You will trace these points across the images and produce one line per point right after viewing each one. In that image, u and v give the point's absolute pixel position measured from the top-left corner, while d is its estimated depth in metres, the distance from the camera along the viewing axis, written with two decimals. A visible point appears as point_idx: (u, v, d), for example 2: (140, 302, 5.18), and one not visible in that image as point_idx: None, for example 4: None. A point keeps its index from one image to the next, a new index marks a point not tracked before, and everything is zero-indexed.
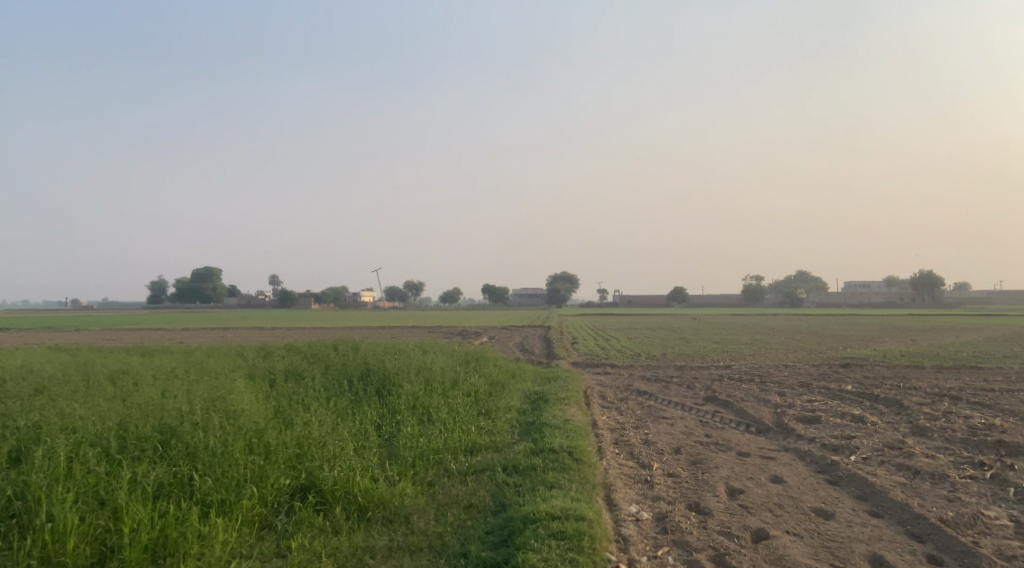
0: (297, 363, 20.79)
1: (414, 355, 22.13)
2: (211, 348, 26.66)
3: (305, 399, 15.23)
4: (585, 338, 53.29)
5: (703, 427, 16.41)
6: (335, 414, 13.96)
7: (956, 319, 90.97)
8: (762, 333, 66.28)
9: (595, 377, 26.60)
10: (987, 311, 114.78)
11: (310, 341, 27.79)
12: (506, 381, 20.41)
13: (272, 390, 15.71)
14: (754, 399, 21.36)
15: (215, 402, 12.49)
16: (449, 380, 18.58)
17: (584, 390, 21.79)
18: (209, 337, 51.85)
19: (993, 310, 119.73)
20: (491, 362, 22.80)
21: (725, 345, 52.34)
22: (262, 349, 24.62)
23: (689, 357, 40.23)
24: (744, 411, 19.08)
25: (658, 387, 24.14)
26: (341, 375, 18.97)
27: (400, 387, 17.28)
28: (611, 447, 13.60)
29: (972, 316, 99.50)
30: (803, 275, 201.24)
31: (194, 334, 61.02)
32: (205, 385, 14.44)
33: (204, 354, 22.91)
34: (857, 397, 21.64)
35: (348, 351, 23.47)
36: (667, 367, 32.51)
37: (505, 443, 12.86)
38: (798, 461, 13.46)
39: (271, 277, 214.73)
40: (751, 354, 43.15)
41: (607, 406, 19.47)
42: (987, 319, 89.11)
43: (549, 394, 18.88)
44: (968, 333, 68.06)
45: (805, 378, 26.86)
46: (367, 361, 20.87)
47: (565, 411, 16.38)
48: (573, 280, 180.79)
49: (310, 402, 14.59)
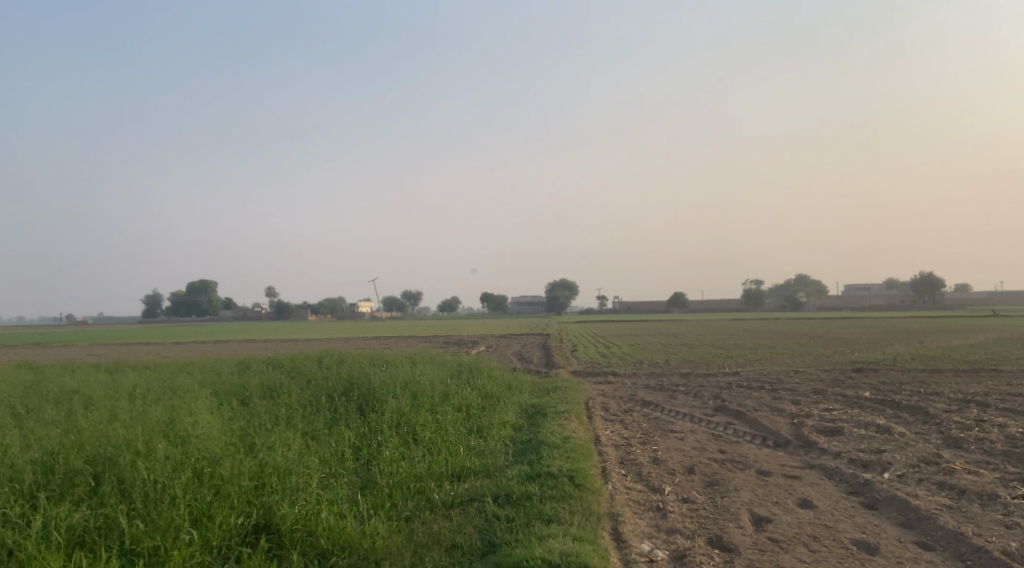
0: (276, 378, 19.35)
1: (402, 367, 20.60)
2: (189, 363, 25.06)
3: (276, 420, 13.79)
4: (586, 346, 51.84)
5: (716, 442, 14.94)
6: (308, 438, 12.52)
7: (963, 321, 89.44)
8: (766, 338, 64.76)
9: (596, 386, 25.11)
10: (992, 312, 113.29)
11: (296, 354, 26.33)
12: (501, 393, 18.91)
13: (241, 409, 14.33)
14: (768, 408, 19.90)
15: (167, 427, 11.10)
16: (438, 393, 17.12)
17: (585, 401, 20.29)
18: (196, 350, 50.19)
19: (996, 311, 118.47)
20: (485, 373, 21.29)
21: (729, 350, 50.84)
22: (243, 363, 23.17)
23: (694, 363, 38.72)
24: (758, 422, 17.61)
25: (663, 397, 22.70)
26: (323, 390, 17.54)
27: (384, 403, 15.82)
28: (616, 468, 12.14)
29: (976, 317, 98.16)
30: (803, 279, 199.98)
31: (184, 347, 59.43)
32: (162, 405, 13.04)
33: (180, 370, 21.48)
34: (878, 404, 20.17)
35: (333, 363, 22.01)
36: (672, 375, 31.03)
37: (498, 467, 11.40)
38: (826, 481, 12.00)
39: (269, 289, 213.29)
40: (757, 359, 41.67)
41: (609, 419, 18.01)
42: (993, 321, 87.66)
43: (547, 408, 17.41)
44: (976, 335, 66.54)
45: (819, 384, 25.35)
46: (352, 375, 19.44)
47: (565, 426, 14.92)
48: (572, 287, 179.40)
49: (281, 424, 13.15)
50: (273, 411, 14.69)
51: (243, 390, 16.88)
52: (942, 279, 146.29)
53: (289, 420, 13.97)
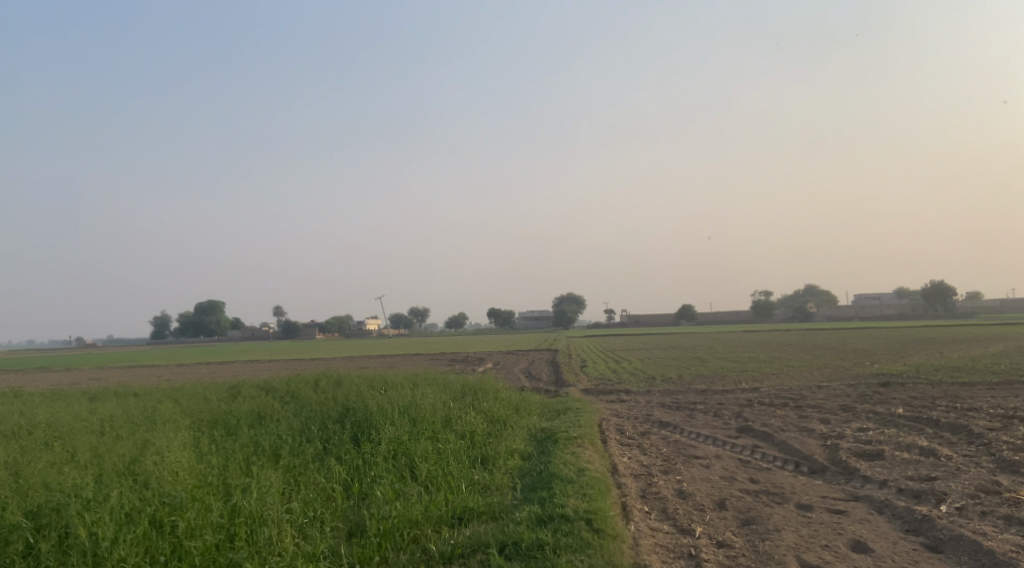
0: (267, 403, 18.03)
1: (402, 390, 19.23)
2: (179, 388, 23.71)
3: (258, 454, 12.49)
4: (595, 362, 50.24)
5: (745, 469, 13.58)
6: (293, 475, 11.22)
7: (980, 329, 87.50)
8: (779, 350, 63.11)
9: (609, 406, 23.69)
10: (1008, 320, 111.24)
11: (293, 377, 25.00)
12: (508, 416, 17.54)
13: (223, 442, 13.06)
14: (796, 429, 18.49)
15: (130, 468, 9.85)
16: (440, 418, 15.77)
17: (599, 424, 18.91)
18: (197, 373, 48.98)
19: (1010, 318, 116.67)
20: (491, 394, 19.91)
21: (744, 363, 49.32)
22: (236, 387, 21.88)
23: (709, 379, 37.21)
24: (789, 445, 16.21)
25: (681, 417, 21.30)
26: (316, 417, 16.23)
27: (381, 431, 14.49)
28: (638, 504, 10.79)
29: (988, 325, 96.60)
30: (812, 288, 198.29)
31: (186, 370, 58.30)
32: (132, 440, 11.76)
33: (167, 395, 20.20)
34: (915, 423, 18.70)
35: (329, 387, 20.67)
36: (688, 391, 29.53)
37: (506, 507, 10.06)
38: (877, 517, 10.60)
39: (276, 309, 212.59)
40: (774, 373, 40.11)
41: (626, 444, 16.61)
42: (1010, 328, 85.88)
43: (558, 432, 16.04)
44: (995, 343, 64.87)
45: (846, 400, 23.86)
46: (347, 399, 18.10)
47: (579, 455, 13.56)
48: (580, 301, 178.09)
49: (263, 460, 11.85)
50: (258, 443, 13.42)
51: (227, 417, 15.61)
52: (953, 286, 144.21)
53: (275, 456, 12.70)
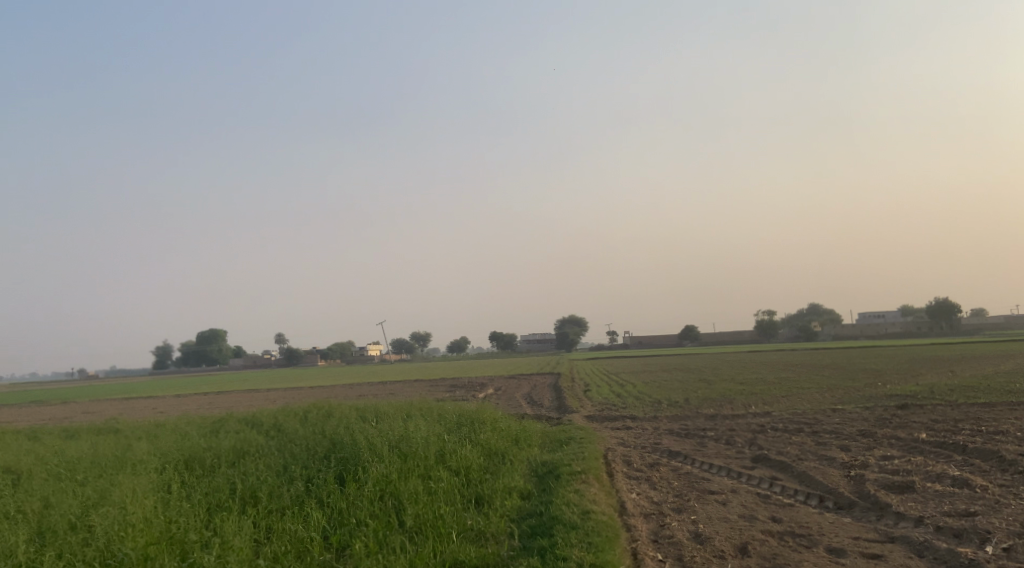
0: (250, 438, 16.92)
1: (395, 421, 18.08)
2: (162, 422, 22.53)
3: (232, 501, 11.42)
4: (599, 386, 48.90)
5: (765, 507, 12.44)
6: (266, 528, 10.14)
7: (989, 347, 85.97)
8: (786, 371, 61.74)
9: (614, 435, 22.51)
10: (1016, 336, 109.71)
11: (283, 408, 23.82)
12: (508, 449, 16.40)
13: (195, 488, 12.01)
14: (814, 458, 17.32)
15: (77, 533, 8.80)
16: (434, 453, 14.65)
17: (604, 455, 17.75)
18: (191, 404, 47.74)
19: (1015, 334, 115.43)
20: (490, 424, 18.77)
21: (751, 385, 48.08)
22: (220, 421, 20.73)
23: (717, 402, 35.99)
24: (809, 477, 15.07)
25: (691, 445, 20.12)
26: (300, 453, 15.12)
27: (368, 468, 13.39)
28: (651, 552, 9.66)
29: (994, 342, 95.36)
30: (815, 307, 197.18)
31: (181, 401, 57.01)
32: (89, 490, 10.69)
33: (146, 432, 19.05)
34: (942, 450, 17.51)
35: (317, 419, 19.53)
36: (697, 417, 28.30)
37: (501, 561, 8.97)
38: (917, 563, 9.46)
39: (277, 336, 211.43)
40: (784, 396, 38.78)
41: (634, 478, 15.46)
42: (1016, 345, 84.69)
43: (561, 466, 14.90)
44: (1004, 360, 63.70)
45: (864, 425, 22.67)
46: (336, 432, 16.99)
47: (582, 493, 12.43)
48: (582, 323, 176.87)
49: (234, 510, 10.77)
50: (234, 486, 12.35)
51: (205, 455, 14.54)
52: (957, 303, 143.10)
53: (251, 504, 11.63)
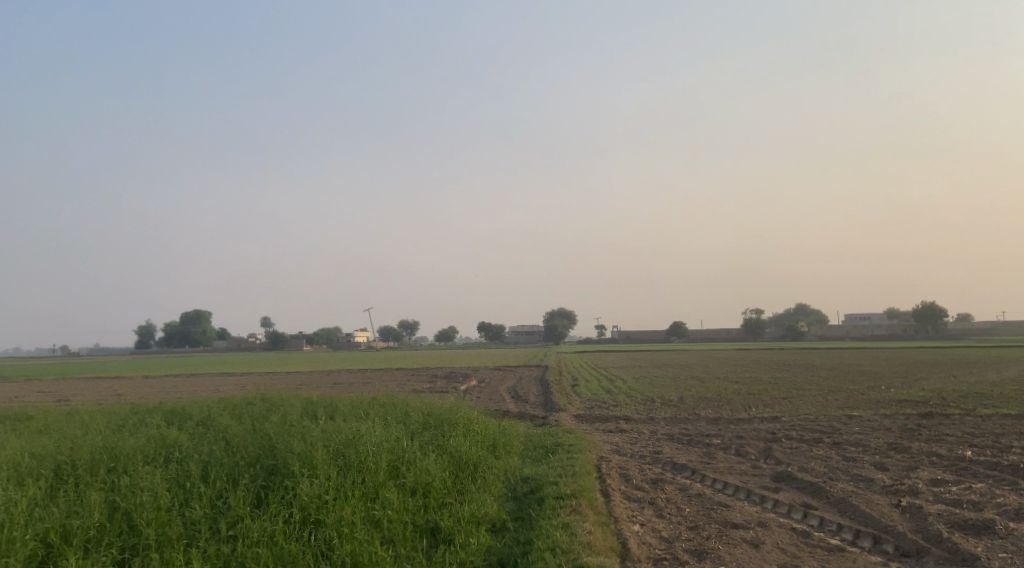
0: (166, 436, 13.84)
1: (346, 419, 14.98)
2: (83, 411, 19.42)
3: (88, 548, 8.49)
4: (587, 381, 46.10)
5: (812, 553, 9.50)
6: None
7: (977, 352, 84.09)
8: (780, 370, 59.20)
9: (607, 440, 19.53)
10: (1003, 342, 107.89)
11: (227, 398, 20.76)
12: (479, 459, 13.37)
13: (52, 529, 9.01)
14: (847, 480, 14.42)
15: None
16: (386, 465, 11.62)
17: (598, 469, 14.76)
18: (151, 389, 44.54)
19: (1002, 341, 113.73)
20: (462, 424, 15.69)
21: (746, 385, 45.40)
22: (144, 412, 17.61)
23: (714, 403, 33.15)
24: (852, 508, 12.16)
25: (697, 457, 17.16)
26: (218, 458, 12.09)
27: (296, 485, 10.42)
28: None
29: (978, 348, 93.48)
30: (803, 308, 195.67)
31: (144, 384, 53.81)
32: None
33: (47, 424, 15.97)
34: (999, 475, 14.61)
35: (257, 414, 16.45)
36: (698, 419, 25.38)
37: None
38: None
39: (263, 320, 208.26)
40: (786, 398, 35.89)
41: (636, 502, 12.49)
42: (1004, 351, 82.80)
43: (544, 484, 11.90)
44: (999, 367, 61.42)
45: (892, 437, 19.80)
46: (273, 432, 13.89)
47: (573, 531, 9.40)
48: (570, 316, 174.52)
49: None
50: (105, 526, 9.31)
51: (90, 471, 11.45)
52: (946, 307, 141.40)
53: (117, 560, 8.60)
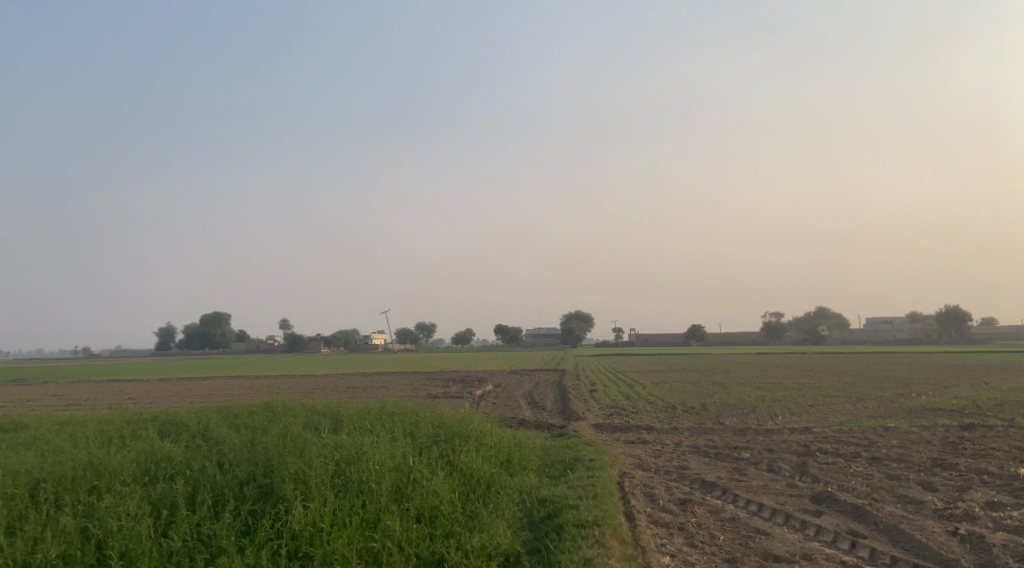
0: (156, 450, 12.88)
1: (351, 432, 13.95)
2: (78, 419, 18.53)
3: None
4: (606, 386, 44.95)
5: None
6: None
7: (1003, 357, 82.08)
8: (803, 376, 57.74)
9: (630, 454, 18.37)
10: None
11: (228, 406, 19.81)
12: (493, 478, 12.30)
13: None
14: (895, 503, 13.21)
15: None
16: (389, 486, 10.58)
17: (622, 489, 13.63)
18: (161, 393, 43.85)
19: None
20: (473, 437, 14.61)
21: (769, 391, 44.09)
22: (140, 422, 16.69)
23: (738, 411, 31.88)
24: (904, 537, 11.00)
25: (728, 473, 16.00)
26: (209, 476, 11.11)
27: (289, 510, 9.40)
28: None
29: (1002, 353, 91.35)
30: (824, 311, 193.21)
31: (157, 388, 53.25)
32: None
33: (35, 436, 15.04)
34: None
35: (257, 424, 15.46)
36: (724, 430, 24.18)
37: None
38: None
39: (281, 323, 208.51)
40: (814, 406, 34.52)
41: (666, 527, 11.37)
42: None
43: (564, 508, 10.82)
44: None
45: (935, 453, 18.51)
46: (270, 445, 12.90)
47: None
48: (588, 319, 173.29)
49: None
50: (72, 564, 8.33)
51: (67, 494, 10.48)
52: (970, 311, 138.72)
53: None
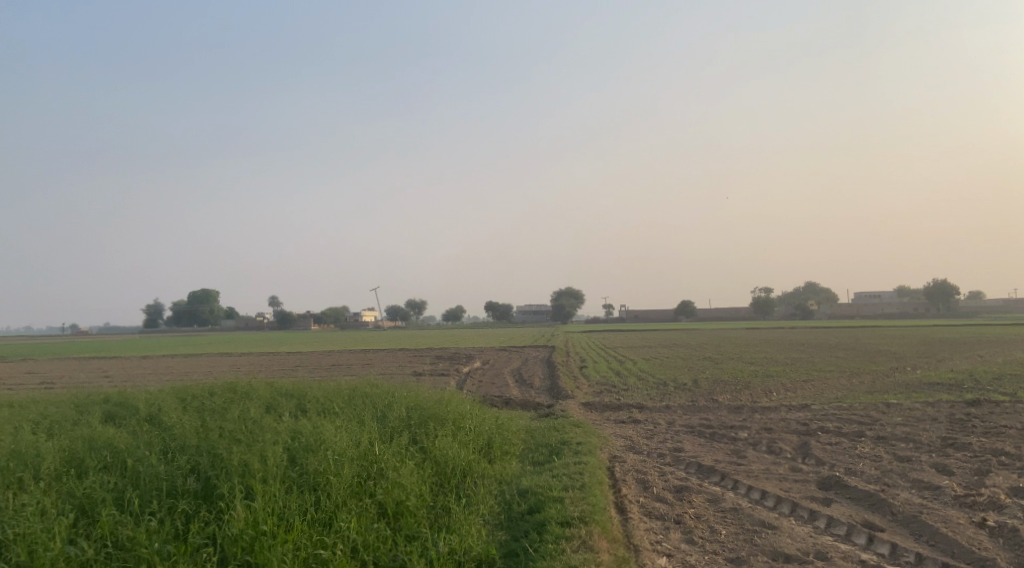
0: (95, 436, 11.59)
1: (314, 416, 12.66)
2: (32, 399, 17.23)
3: None
4: (596, 362, 43.87)
5: None
6: None
7: (990, 330, 81.71)
8: (794, 351, 56.87)
9: (620, 435, 17.17)
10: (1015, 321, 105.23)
11: (193, 386, 18.49)
12: (469, 466, 11.06)
13: None
14: (909, 490, 12.08)
15: None
16: (350, 477, 9.36)
17: (612, 477, 12.40)
18: (140, 371, 42.58)
19: (1013, 319, 111.15)
20: (449, 421, 13.35)
21: (762, 366, 43.16)
22: (89, 404, 15.35)
23: (733, 388, 30.82)
24: (926, 531, 9.85)
25: (726, 457, 14.80)
26: (147, 466, 9.86)
27: (225, 512, 8.17)
28: None
29: (990, 326, 91.02)
30: (813, 287, 192.97)
31: (138, 366, 51.95)
32: None
33: None
34: None
35: (215, 407, 14.13)
36: (720, 408, 23.04)
37: None
38: None
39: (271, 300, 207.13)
40: (809, 382, 33.49)
41: (662, 521, 10.18)
42: (1018, 329, 80.29)
43: (547, 502, 9.63)
44: (1019, 346, 58.87)
45: (944, 432, 17.37)
46: (223, 430, 11.63)
47: None
48: (578, 295, 172.32)
49: None
50: None
51: None
52: (957, 285, 138.40)
53: None
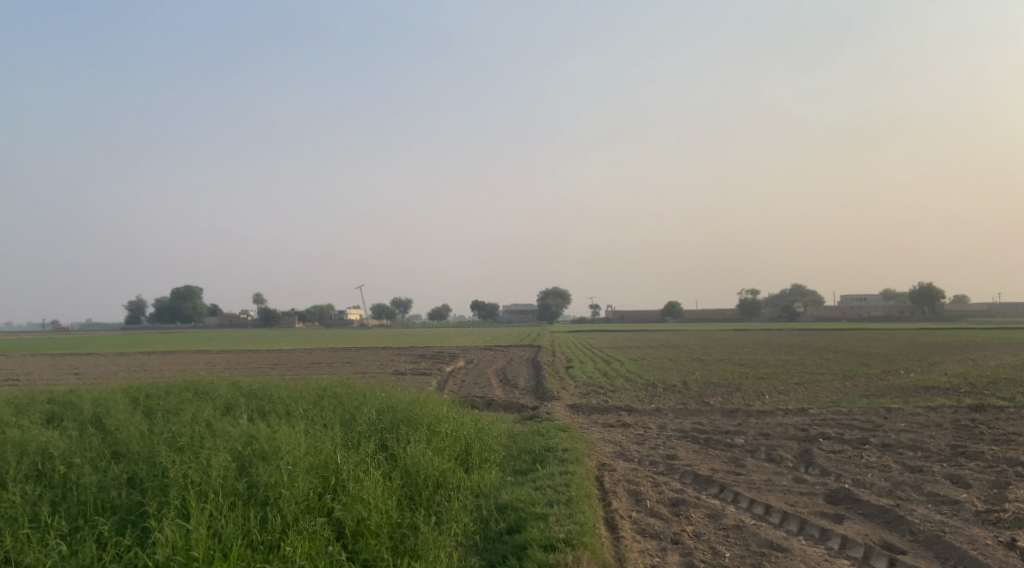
0: (27, 440, 10.39)
1: (273, 419, 11.46)
2: None
3: None
4: (583, 363, 42.79)
5: None
6: None
7: (977, 334, 81.11)
8: (783, 352, 55.99)
9: (609, 441, 16.03)
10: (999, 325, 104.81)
11: (153, 383, 17.28)
12: (443, 476, 9.89)
13: None
14: (927, 504, 11.01)
15: None
16: (306, 490, 8.20)
17: (602, 488, 11.26)
18: (113, 368, 41.18)
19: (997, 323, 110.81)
20: (424, 424, 12.17)
21: (752, 368, 42.16)
22: (34, 403, 14.11)
23: (724, 389, 29.80)
24: (952, 553, 8.79)
25: (723, 466, 13.71)
26: (76, 476, 8.68)
27: (153, 535, 6.98)
28: None
29: (975, 330, 90.59)
30: (800, 290, 192.91)
31: (114, 363, 50.57)
32: None
33: None
34: None
35: (169, 408, 12.94)
36: (713, 411, 22.00)
37: None
38: None
39: (255, 297, 205.02)
40: (801, 384, 32.48)
41: (659, 541, 9.05)
42: (1005, 333, 79.70)
43: (528, 520, 8.48)
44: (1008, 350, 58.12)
45: (951, 439, 16.35)
46: (171, 434, 10.45)
47: None
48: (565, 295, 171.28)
49: None
50: None
51: None
52: (942, 288, 138.23)
53: None
